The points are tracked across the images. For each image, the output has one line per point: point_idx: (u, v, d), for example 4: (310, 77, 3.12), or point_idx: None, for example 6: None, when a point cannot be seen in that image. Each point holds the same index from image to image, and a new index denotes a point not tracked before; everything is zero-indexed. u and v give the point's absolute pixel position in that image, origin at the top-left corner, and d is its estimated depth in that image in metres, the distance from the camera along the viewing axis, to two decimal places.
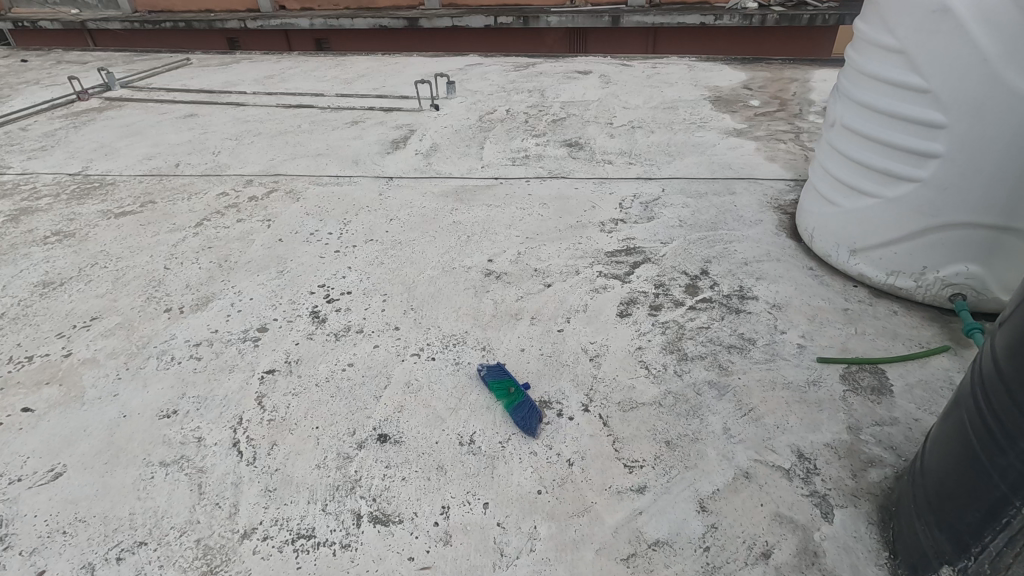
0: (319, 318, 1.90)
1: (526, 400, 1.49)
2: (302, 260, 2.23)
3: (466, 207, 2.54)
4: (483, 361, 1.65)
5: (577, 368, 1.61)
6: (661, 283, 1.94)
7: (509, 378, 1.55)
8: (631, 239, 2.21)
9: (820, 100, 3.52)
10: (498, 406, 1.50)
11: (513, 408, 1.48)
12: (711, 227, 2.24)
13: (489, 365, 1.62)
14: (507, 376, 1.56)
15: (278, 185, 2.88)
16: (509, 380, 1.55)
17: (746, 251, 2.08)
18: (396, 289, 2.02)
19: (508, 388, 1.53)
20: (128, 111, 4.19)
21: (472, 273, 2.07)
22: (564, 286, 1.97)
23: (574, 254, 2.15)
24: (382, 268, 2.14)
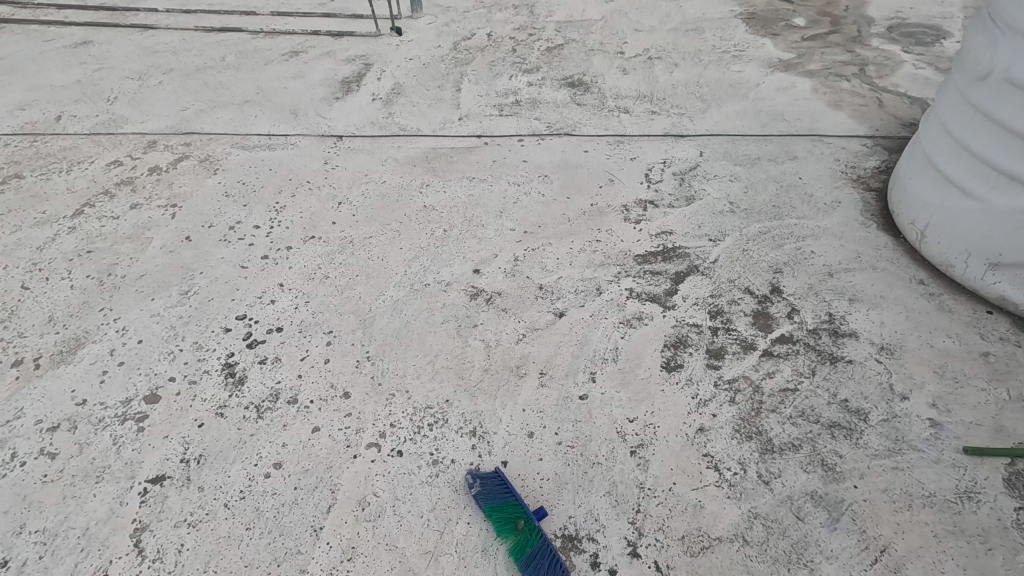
0: (236, 377, 1.33)
1: (546, 543, 0.98)
2: (215, 273, 1.62)
3: (441, 184, 1.90)
4: (478, 463, 1.13)
5: (614, 473, 1.09)
6: (716, 311, 1.39)
7: (515, 499, 1.02)
8: (666, 235, 1.62)
9: (882, 17, 2.80)
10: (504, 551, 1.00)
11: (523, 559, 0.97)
12: (773, 214, 1.66)
13: (484, 474, 1.08)
14: (513, 497, 1.02)
15: (190, 148, 2.18)
16: (515, 503, 1.02)
17: (827, 254, 1.52)
18: (345, 324, 1.44)
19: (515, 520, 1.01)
20: (4, 37, 3.28)
21: (452, 295, 1.50)
22: (582, 316, 1.41)
23: (591, 260, 1.57)
24: (327, 287, 1.55)
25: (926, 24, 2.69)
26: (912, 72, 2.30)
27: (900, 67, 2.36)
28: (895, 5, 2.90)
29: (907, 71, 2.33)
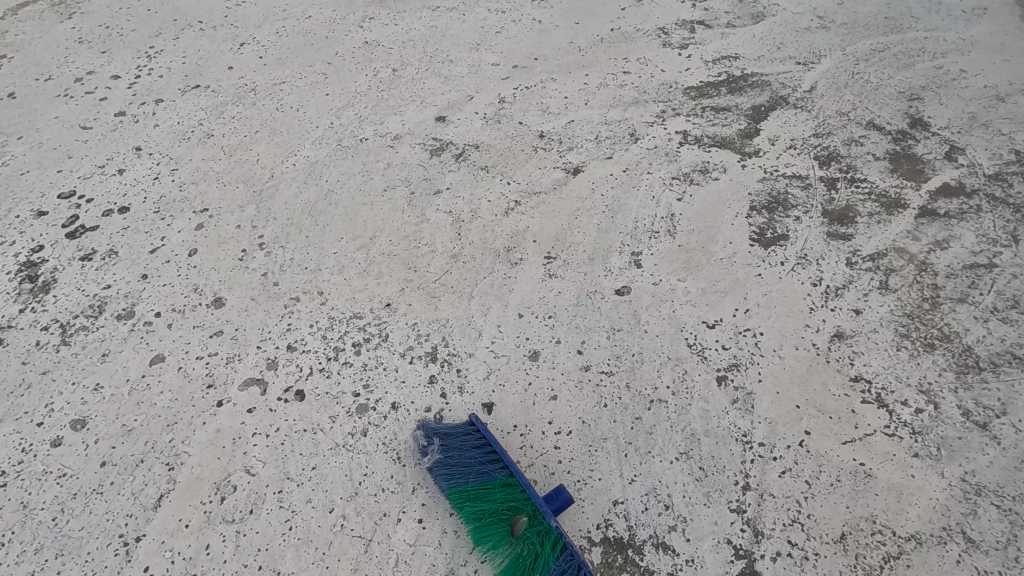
0: (38, 282, 0.79)
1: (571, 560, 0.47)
2: (40, 138, 1.05)
3: (391, 16, 1.30)
4: (445, 411, 0.62)
5: (691, 420, 0.59)
6: (828, 157, 0.85)
7: (511, 475, 0.54)
8: (729, 61, 1.06)
9: None
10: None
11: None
12: (887, 27, 1.10)
13: (450, 430, 0.58)
14: (507, 471, 0.54)
15: None
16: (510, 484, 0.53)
17: (986, 72, 0.97)
18: (229, 198, 0.90)
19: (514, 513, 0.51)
20: None
21: (402, 153, 0.95)
22: (610, 174, 0.87)
23: (618, 97, 1.01)
24: (208, 149, 0.99)
25: None
26: None
27: None
28: None
29: None
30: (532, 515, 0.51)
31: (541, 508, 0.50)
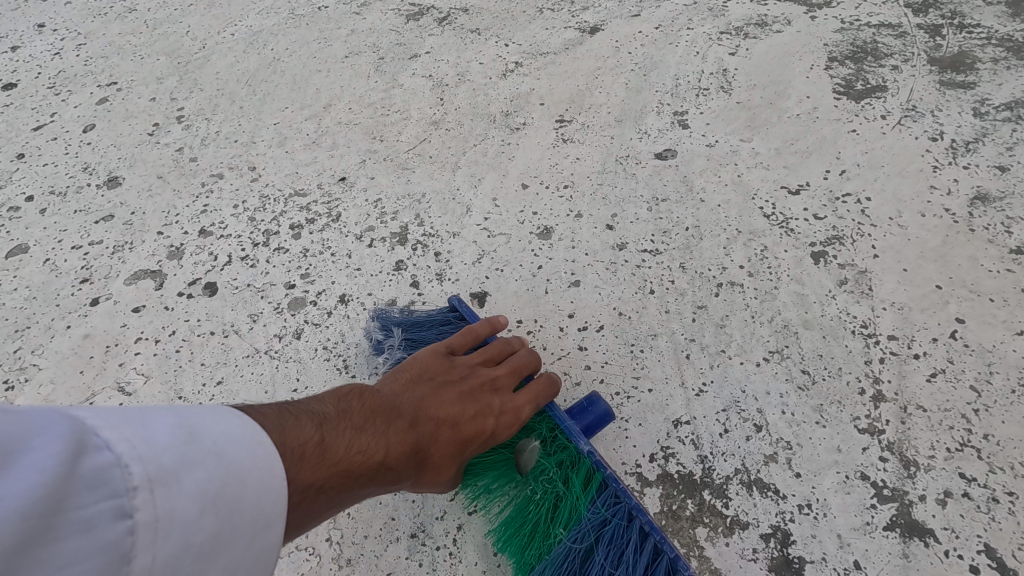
0: None
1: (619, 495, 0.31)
2: None
3: None
4: (418, 306, 0.43)
5: (781, 307, 0.40)
6: (924, 2, 0.65)
7: None
8: None
9: None
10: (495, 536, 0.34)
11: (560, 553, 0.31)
12: None
13: (423, 317, 0.40)
14: None
15: None
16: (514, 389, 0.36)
17: None
18: (145, 70, 0.69)
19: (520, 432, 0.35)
20: None
21: (370, 19, 0.74)
22: (638, 31, 0.67)
23: None
24: (126, 23, 0.79)
25: None
26: None
27: None
28: None
29: None
30: (548, 440, 0.34)
31: (563, 421, 0.33)
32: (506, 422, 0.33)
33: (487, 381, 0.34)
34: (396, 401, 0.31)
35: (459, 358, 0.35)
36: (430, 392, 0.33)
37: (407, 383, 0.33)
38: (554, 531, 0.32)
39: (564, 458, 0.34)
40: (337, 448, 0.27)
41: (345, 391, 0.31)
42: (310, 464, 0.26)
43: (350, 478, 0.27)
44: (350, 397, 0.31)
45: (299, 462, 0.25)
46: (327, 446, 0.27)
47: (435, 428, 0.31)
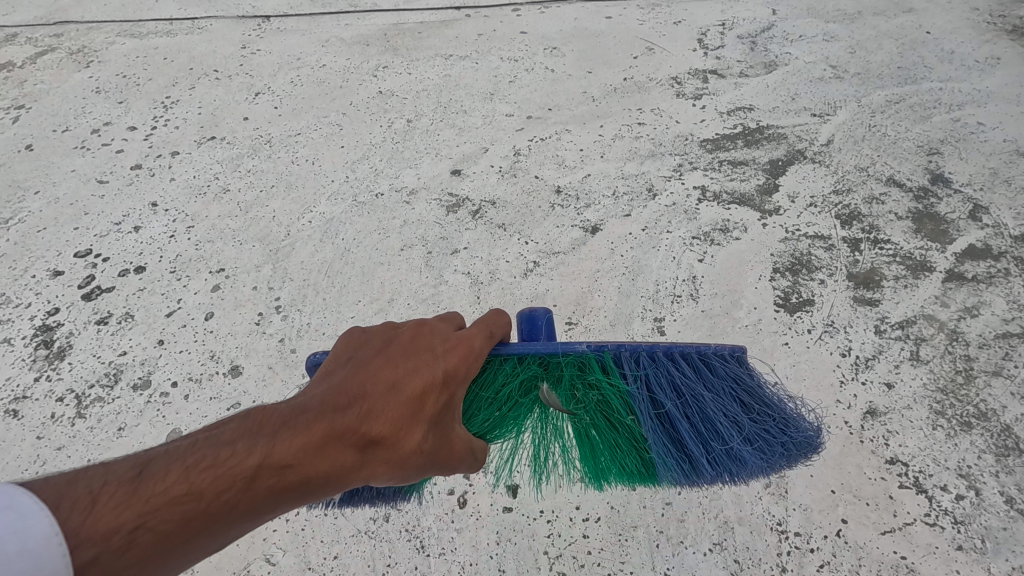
0: (52, 348, 0.79)
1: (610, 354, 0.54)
2: (57, 193, 1.05)
3: (405, 65, 1.32)
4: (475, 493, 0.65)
5: (723, 506, 0.60)
6: (850, 215, 0.85)
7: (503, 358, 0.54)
8: (744, 112, 1.06)
9: None
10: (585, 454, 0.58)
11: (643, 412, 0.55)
12: (901, 77, 1.10)
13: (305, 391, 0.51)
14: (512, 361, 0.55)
15: (60, 39, 1.59)
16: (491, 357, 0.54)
17: (1005, 126, 0.97)
18: (245, 256, 0.89)
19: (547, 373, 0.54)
20: None
21: (418, 209, 0.94)
22: (628, 232, 0.87)
23: (633, 150, 1.01)
24: (224, 204, 0.99)
25: None
26: None
27: None
28: None
29: None
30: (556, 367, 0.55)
31: (550, 347, 0.53)
32: (449, 356, 0.48)
33: (404, 348, 0.47)
34: (305, 401, 0.43)
35: (381, 342, 0.49)
36: (350, 377, 0.45)
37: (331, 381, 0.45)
38: (616, 419, 0.57)
39: (574, 369, 0.55)
40: (224, 462, 0.38)
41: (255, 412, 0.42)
42: (187, 482, 0.36)
43: (239, 482, 0.38)
44: (258, 415, 0.42)
45: (102, 508, 0.35)
46: (193, 475, 0.37)
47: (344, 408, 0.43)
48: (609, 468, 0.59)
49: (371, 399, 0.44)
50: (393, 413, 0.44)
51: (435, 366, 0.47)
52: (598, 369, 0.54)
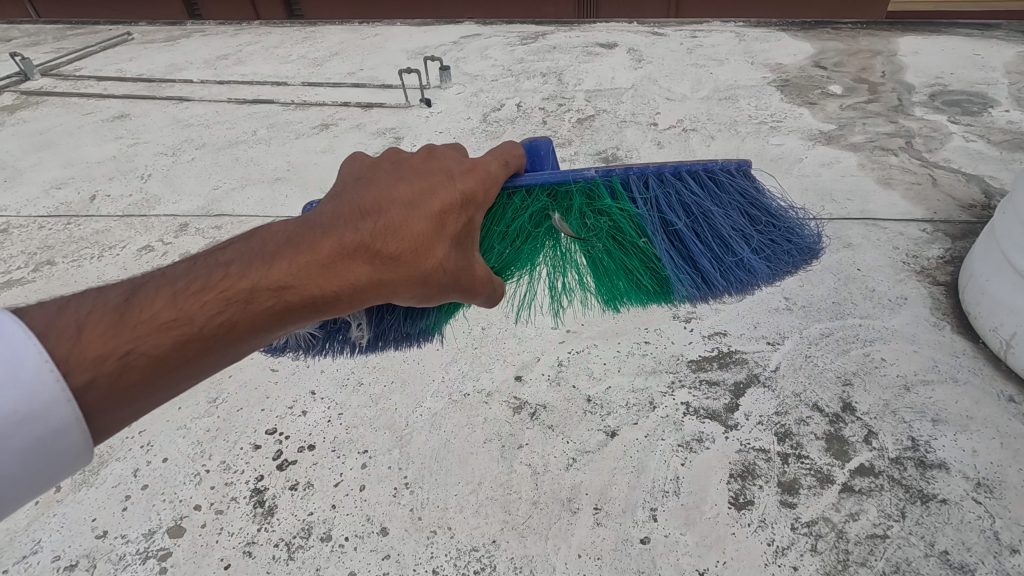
0: (265, 506, 1.24)
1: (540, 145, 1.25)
2: (244, 377, 1.54)
3: None
4: None
5: None
6: (784, 434, 1.28)
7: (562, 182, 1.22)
8: (720, 336, 1.52)
9: (921, 84, 2.75)
10: (626, 251, 1.30)
11: (674, 213, 1.26)
12: (833, 312, 1.55)
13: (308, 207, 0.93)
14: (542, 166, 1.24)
15: (220, 232, 2.15)
16: (511, 184, 1.17)
17: (900, 362, 1.40)
18: (380, 441, 1.35)
19: (573, 211, 1.24)
20: (46, 110, 3.42)
21: (494, 408, 1.40)
22: (636, 437, 1.31)
23: (641, 366, 1.46)
24: (360, 396, 1.46)
25: (970, 91, 2.63)
26: (963, 145, 2.24)
27: (949, 139, 2.29)
28: (934, 70, 2.86)
29: (958, 143, 2.26)
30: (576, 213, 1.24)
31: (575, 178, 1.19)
32: (460, 183, 0.98)
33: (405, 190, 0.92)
34: (313, 224, 0.84)
35: (401, 176, 0.94)
36: (357, 210, 0.87)
37: (349, 209, 0.87)
38: (622, 235, 1.27)
39: (591, 204, 1.24)
40: (234, 278, 0.78)
41: (277, 238, 0.82)
42: (192, 297, 0.75)
43: (233, 292, 0.77)
44: (278, 239, 0.82)
45: (92, 335, 0.70)
46: (180, 300, 0.75)
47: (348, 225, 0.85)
48: (628, 286, 1.34)
49: (385, 216, 0.87)
50: (405, 227, 0.88)
51: (451, 191, 0.96)
52: (604, 193, 1.23)
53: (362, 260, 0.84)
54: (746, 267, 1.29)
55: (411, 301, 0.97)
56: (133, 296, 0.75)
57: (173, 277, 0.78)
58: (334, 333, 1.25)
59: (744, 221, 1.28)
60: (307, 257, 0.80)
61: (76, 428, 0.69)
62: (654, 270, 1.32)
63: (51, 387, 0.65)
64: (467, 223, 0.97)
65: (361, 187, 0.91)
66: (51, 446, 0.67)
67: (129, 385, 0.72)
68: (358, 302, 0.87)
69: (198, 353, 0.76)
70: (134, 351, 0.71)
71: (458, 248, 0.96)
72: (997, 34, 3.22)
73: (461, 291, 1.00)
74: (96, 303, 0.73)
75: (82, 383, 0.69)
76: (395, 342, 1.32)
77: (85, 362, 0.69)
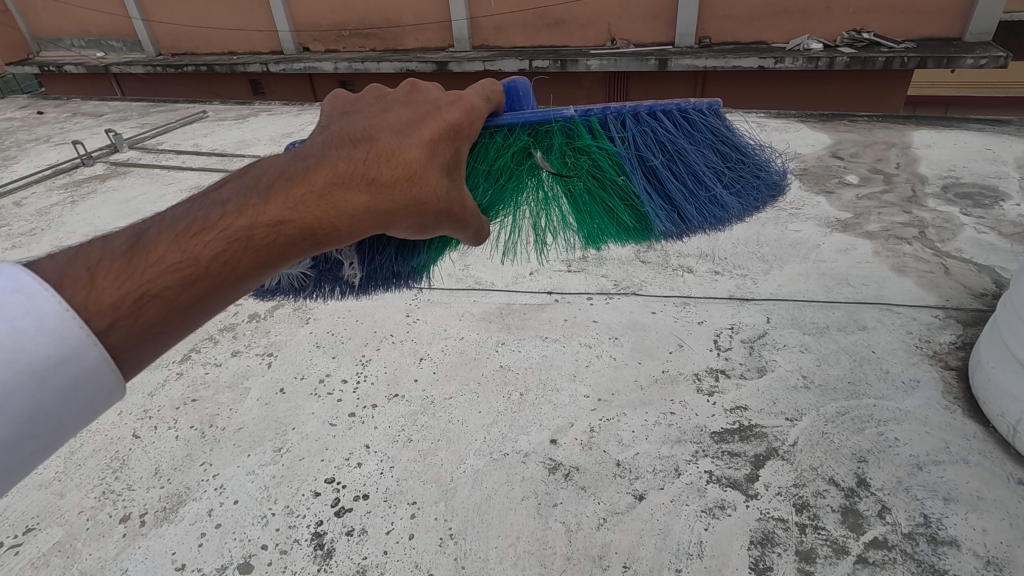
0: (325, 548, 1.39)
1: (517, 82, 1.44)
2: (307, 430, 1.71)
3: (516, 342, 1.97)
4: None
5: None
6: (801, 505, 1.38)
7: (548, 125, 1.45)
8: (741, 410, 1.64)
9: (934, 176, 2.93)
10: (609, 190, 1.53)
11: (654, 158, 1.50)
12: (849, 391, 1.67)
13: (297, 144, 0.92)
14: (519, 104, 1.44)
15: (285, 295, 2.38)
16: (490, 124, 1.40)
17: (913, 442, 1.50)
18: (428, 494, 1.49)
19: (557, 151, 1.47)
20: (132, 179, 3.84)
21: (531, 468, 1.54)
22: (662, 501, 1.42)
23: (667, 435, 1.58)
24: (410, 450, 1.61)
25: (982, 184, 2.80)
26: (975, 236, 2.39)
27: (961, 230, 2.44)
28: (947, 163, 3.05)
29: (970, 234, 2.41)
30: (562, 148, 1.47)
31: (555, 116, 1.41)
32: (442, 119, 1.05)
33: (388, 130, 0.95)
34: (303, 162, 0.85)
35: (383, 118, 0.98)
36: (344, 148, 0.89)
37: (336, 146, 0.89)
38: (603, 170, 1.50)
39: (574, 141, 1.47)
40: (235, 214, 0.77)
41: (269, 176, 0.82)
42: (196, 236, 0.74)
43: (234, 230, 0.76)
44: (270, 177, 0.82)
45: (102, 282, 0.69)
46: (183, 239, 0.74)
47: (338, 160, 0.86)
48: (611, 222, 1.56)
49: (372, 152, 0.90)
50: (393, 162, 0.92)
51: (433, 129, 1.03)
52: (584, 134, 1.46)
53: (357, 188, 0.86)
54: (719, 204, 1.52)
55: (401, 232, 1.01)
56: (139, 241, 0.73)
57: (169, 219, 0.77)
58: (325, 274, 1.39)
59: (716, 166, 1.53)
60: (304, 190, 0.81)
61: (110, 367, 0.70)
62: (636, 208, 1.54)
63: (77, 332, 0.66)
64: (452, 154, 1.05)
65: (345, 126, 0.94)
66: (90, 388, 0.69)
67: (145, 327, 0.72)
68: (357, 233, 0.88)
69: (209, 290, 0.76)
70: (148, 293, 0.71)
71: (441, 179, 1.01)
72: (1008, 129, 3.41)
73: (445, 221, 1.06)
74: (101, 249, 0.72)
75: (104, 327, 0.69)
76: (386, 283, 1.46)
77: (103, 306, 0.68)
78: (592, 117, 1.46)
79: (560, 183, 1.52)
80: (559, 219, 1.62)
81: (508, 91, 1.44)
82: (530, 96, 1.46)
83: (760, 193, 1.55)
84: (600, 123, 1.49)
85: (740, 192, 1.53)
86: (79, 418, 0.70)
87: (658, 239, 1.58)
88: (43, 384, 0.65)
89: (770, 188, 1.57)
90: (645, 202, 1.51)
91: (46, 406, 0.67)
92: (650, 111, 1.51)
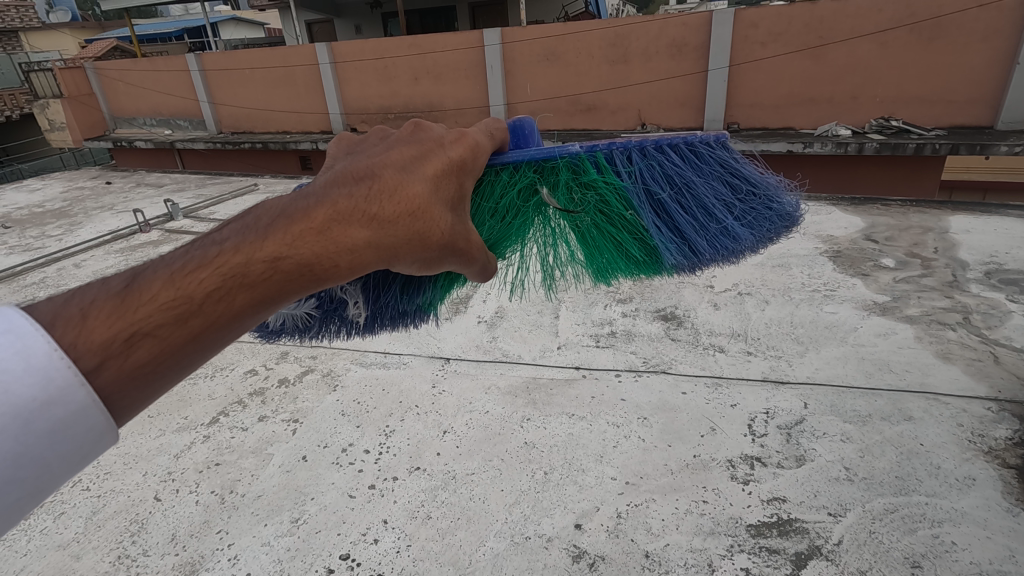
0: None
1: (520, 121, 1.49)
2: (325, 500, 1.68)
3: (541, 419, 1.93)
4: None
5: None
6: None
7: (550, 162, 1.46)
8: (779, 502, 1.54)
9: (976, 262, 2.86)
10: (617, 224, 1.51)
11: (662, 192, 1.49)
12: (897, 485, 1.56)
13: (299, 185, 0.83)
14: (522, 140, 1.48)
15: (315, 360, 2.42)
16: (498, 163, 1.41)
17: (972, 547, 1.38)
18: None
19: (563, 188, 1.47)
20: None
21: (554, 555, 1.46)
22: None
23: (699, 525, 1.49)
24: (428, 528, 1.56)
25: None
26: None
27: (1008, 317, 2.35)
28: (988, 249, 2.99)
29: (1018, 321, 2.32)
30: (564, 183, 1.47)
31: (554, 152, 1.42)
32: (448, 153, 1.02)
33: (391, 168, 0.88)
34: (301, 199, 0.76)
35: (386, 157, 0.90)
36: (345, 185, 0.80)
37: (337, 183, 0.80)
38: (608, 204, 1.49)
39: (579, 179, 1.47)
40: (230, 250, 0.66)
41: (267, 212, 0.72)
42: (187, 273, 0.63)
43: (229, 267, 0.65)
44: (267, 213, 0.72)
45: (89, 323, 0.58)
46: (175, 275, 0.63)
47: (339, 196, 0.78)
48: (617, 260, 1.53)
49: (375, 189, 0.82)
50: (397, 198, 0.84)
51: (436, 169, 0.97)
52: (590, 169, 1.46)
53: (359, 224, 0.78)
54: (731, 236, 1.50)
55: (404, 268, 0.94)
56: (133, 279, 0.63)
57: (163, 258, 0.66)
58: (333, 312, 1.41)
59: (727, 199, 1.53)
60: (304, 226, 0.71)
61: (101, 410, 0.59)
62: (645, 242, 1.52)
63: (65, 371, 0.56)
64: (454, 193, 1.00)
65: (347, 165, 0.86)
66: (78, 434, 0.58)
67: (137, 371, 0.61)
68: (360, 270, 0.79)
69: (204, 332, 0.65)
70: (141, 332, 0.60)
71: (445, 215, 0.95)
72: None
73: (448, 256, 1.00)
74: (95, 288, 0.61)
75: (93, 367, 0.58)
76: (392, 322, 1.46)
77: (94, 346, 0.58)
78: (599, 153, 1.47)
79: (567, 219, 1.52)
80: (566, 255, 1.62)
81: (514, 131, 1.49)
82: (535, 136, 1.49)
83: (773, 224, 1.55)
84: (605, 159, 1.49)
85: (751, 225, 1.53)
86: (66, 470, 0.59)
87: (670, 274, 1.54)
88: (23, 433, 0.55)
89: (782, 220, 1.57)
90: (654, 236, 1.48)
91: (27, 457, 0.56)
92: (657, 147, 1.53)
